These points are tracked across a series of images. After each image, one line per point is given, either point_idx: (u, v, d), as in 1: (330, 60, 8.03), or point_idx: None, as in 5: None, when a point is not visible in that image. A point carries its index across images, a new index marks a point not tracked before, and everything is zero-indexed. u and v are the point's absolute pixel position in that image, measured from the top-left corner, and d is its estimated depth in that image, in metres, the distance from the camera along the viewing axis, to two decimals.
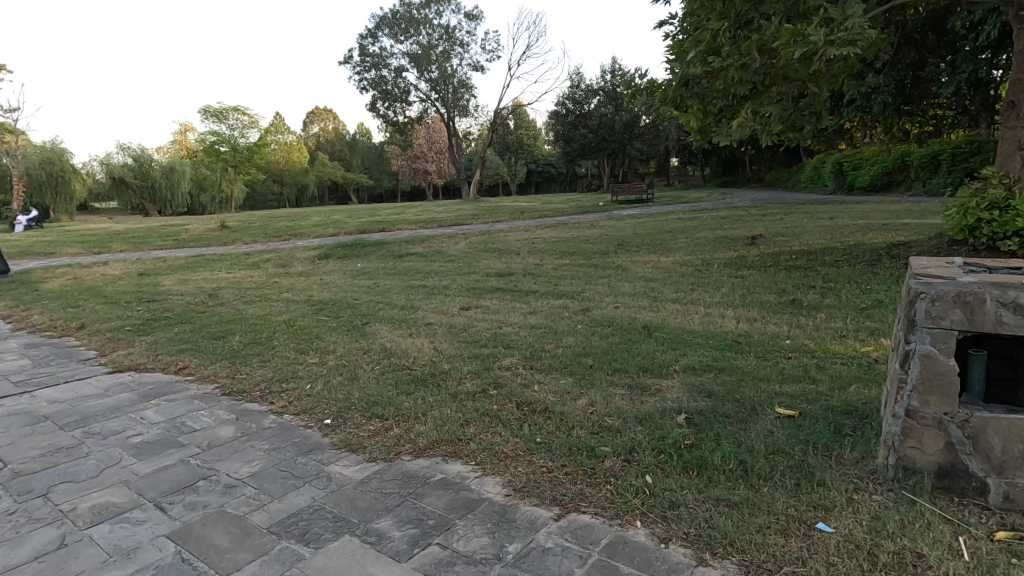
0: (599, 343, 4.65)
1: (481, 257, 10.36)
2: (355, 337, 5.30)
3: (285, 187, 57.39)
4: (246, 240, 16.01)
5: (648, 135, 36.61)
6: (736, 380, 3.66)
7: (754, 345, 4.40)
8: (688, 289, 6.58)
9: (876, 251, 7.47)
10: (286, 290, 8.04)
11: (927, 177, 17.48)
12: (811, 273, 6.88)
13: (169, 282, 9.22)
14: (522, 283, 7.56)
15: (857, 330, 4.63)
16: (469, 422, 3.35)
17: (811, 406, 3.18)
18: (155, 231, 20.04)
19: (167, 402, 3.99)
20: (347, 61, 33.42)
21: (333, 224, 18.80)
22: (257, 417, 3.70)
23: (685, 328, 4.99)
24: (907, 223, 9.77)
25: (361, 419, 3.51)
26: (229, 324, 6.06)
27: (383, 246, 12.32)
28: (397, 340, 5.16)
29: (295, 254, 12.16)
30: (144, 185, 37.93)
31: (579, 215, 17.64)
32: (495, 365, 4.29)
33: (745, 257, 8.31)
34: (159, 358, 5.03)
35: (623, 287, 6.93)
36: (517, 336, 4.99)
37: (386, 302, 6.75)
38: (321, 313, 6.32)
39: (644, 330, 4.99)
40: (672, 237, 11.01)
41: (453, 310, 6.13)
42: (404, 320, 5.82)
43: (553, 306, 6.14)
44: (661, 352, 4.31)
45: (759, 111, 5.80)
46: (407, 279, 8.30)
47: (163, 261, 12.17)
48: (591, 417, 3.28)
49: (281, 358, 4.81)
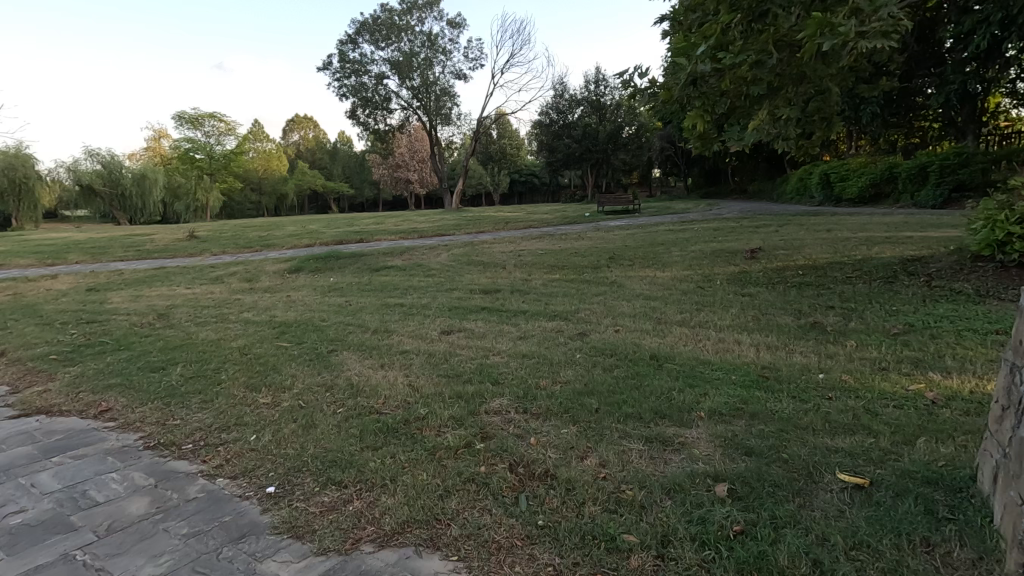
0: (602, 379, 3.97)
1: (464, 270, 9.66)
2: (318, 369, 4.55)
3: (262, 195, 56.03)
4: (214, 252, 15.05)
5: (631, 146, 36.40)
6: (776, 432, 3.01)
7: (785, 381, 3.76)
8: (693, 309, 5.97)
9: (890, 267, 6.94)
10: (247, 309, 7.23)
11: (915, 188, 17.21)
12: (825, 290, 6.31)
13: (118, 299, 8.30)
14: (509, 301, 6.87)
15: (898, 361, 4.00)
16: (450, 493, 2.65)
17: (880, 470, 2.54)
18: (118, 241, 18.88)
19: (72, 460, 3.21)
20: (326, 68, 32.60)
21: (308, 235, 17.89)
22: (181, 482, 2.93)
23: (699, 358, 4.35)
24: (911, 236, 9.34)
25: (314, 487, 2.78)
26: (173, 351, 5.25)
27: (359, 258, 11.53)
28: (365, 373, 4.42)
29: (264, 267, 11.31)
30: (113, 193, 36.41)
31: (565, 226, 17.07)
32: (481, 409, 3.58)
33: (748, 272, 7.75)
34: (79, 397, 4.20)
35: (621, 306, 6.28)
36: (507, 369, 4.29)
37: (356, 324, 5.99)
38: (283, 338, 5.56)
39: (653, 360, 4.33)
40: (666, 250, 10.44)
41: (432, 334, 5.40)
42: (375, 348, 5.07)
43: (545, 330, 5.45)
44: (678, 391, 3.66)
45: (773, 114, 5.23)
46: (382, 297, 7.54)
47: (118, 275, 11.20)
48: (605, 486, 2.60)
49: (226, 397, 4.03)
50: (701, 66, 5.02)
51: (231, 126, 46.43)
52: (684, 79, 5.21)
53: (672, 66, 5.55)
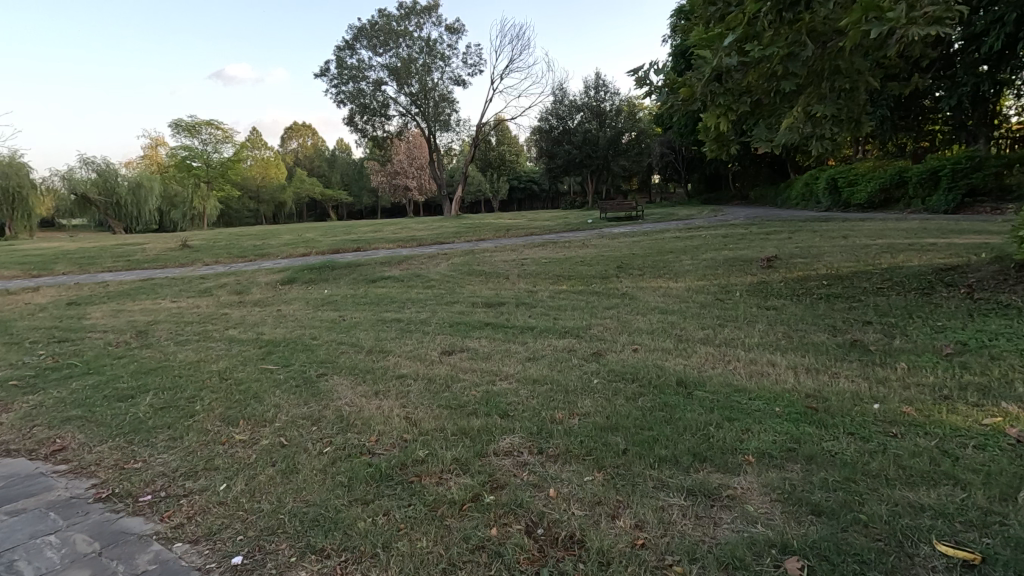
0: (627, 410, 3.49)
1: (466, 281, 9.19)
2: (304, 398, 4.05)
3: (260, 204, 55.64)
4: (206, 262, 14.56)
5: (632, 152, 36.06)
6: (842, 482, 2.53)
7: (837, 415, 3.26)
8: (715, 325, 5.50)
9: (924, 277, 6.47)
10: (233, 325, 6.73)
11: (926, 193, 16.76)
12: (858, 303, 5.84)
13: (97, 314, 7.80)
14: (515, 315, 6.38)
15: (963, 389, 3.52)
16: (456, 569, 2.16)
17: (989, 540, 2.06)
18: (107, 251, 18.37)
19: (5, 518, 2.71)
20: (324, 74, 32.27)
21: (304, 243, 17.42)
22: (131, 549, 2.43)
23: (732, 385, 3.86)
24: (936, 244, 8.88)
25: (290, 557, 2.29)
26: (145, 375, 4.74)
27: (355, 268, 11.04)
28: (358, 403, 3.92)
29: (255, 278, 10.82)
30: (109, 202, 35.91)
31: (568, 233, 16.64)
32: (489, 450, 3.09)
33: (768, 283, 7.28)
34: (30, 434, 3.68)
35: (637, 322, 5.79)
36: (516, 399, 3.81)
37: (349, 342, 5.50)
38: (269, 360, 5.06)
39: (681, 388, 3.84)
40: (676, 259, 9.99)
41: (432, 356, 4.91)
42: (369, 372, 4.57)
43: (556, 349, 4.96)
44: (715, 427, 3.18)
45: (806, 112, 4.78)
46: (378, 311, 7.06)
47: (103, 287, 10.70)
48: (647, 560, 2.11)
49: (197, 434, 3.53)
50: (727, 60, 4.57)
51: (228, 133, 46.18)
52: (708, 75, 4.76)
53: (693, 61, 5.10)
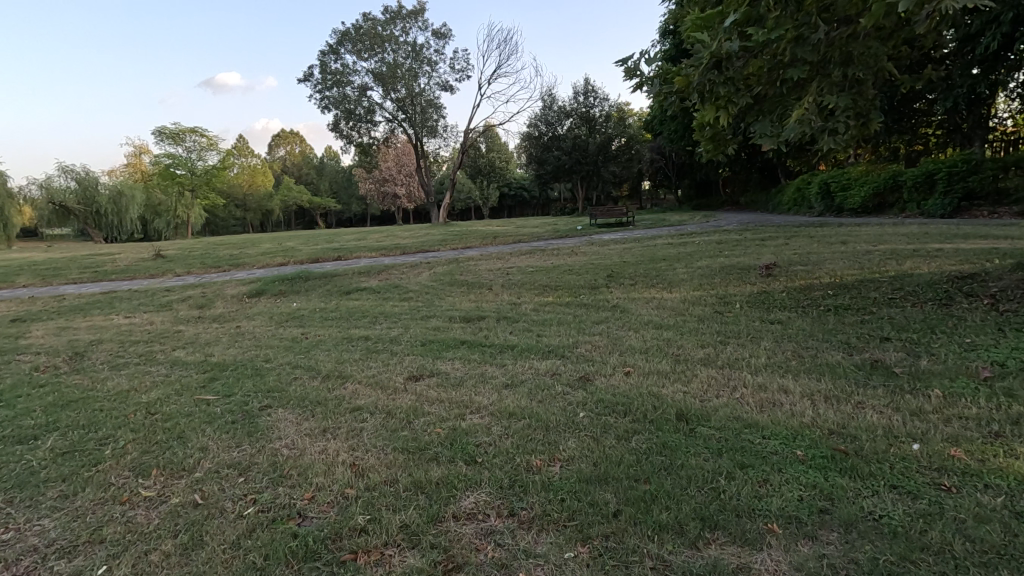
0: (619, 455, 2.89)
1: (446, 292, 8.61)
2: (237, 438, 3.42)
3: (247, 212, 54.94)
4: (177, 273, 13.86)
5: (622, 157, 35.79)
6: (900, 565, 1.95)
7: (873, 460, 2.69)
8: (716, 342, 4.95)
9: (939, 286, 5.95)
10: (183, 345, 6.07)
11: (922, 198, 16.38)
12: (871, 317, 5.29)
13: (37, 333, 7.09)
14: (494, 332, 5.77)
15: (1015, 424, 2.97)
16: None
17: None
18: (77, 262, 17.53)
19: None
20: (307, 79, 31.62)
21: (283, 252, 16.70)
22: None
23: (741, 418, 3.28)
24: (944, 250, 8.39)
25: None
26: (60, 410, 4.09)
27: (330, 279, 10.38)
28: (299, 445, 3.29)
29: (222, 290, 10.13)
30: (89, 211, 34.87)
31: (556, 241, 16.13)
32: (446, 514, 2.48)
33: (769, 293, 6.75)
34: None
35: (629, 339, 5.20)
36: (486, 440, 3.20)
37: (304, 366, 4.87)
38: (209, 389, 4.41)
39: (682, 424, 3.25)
40: (669, 267, 9.45)
41: (395, 383, 4.27)
42: (320, 404, 3.93)
43: (537, 373, 4.37)
44: (725, 478, 2.61)
45: (817, 105, 4.26)
46: (345, 328, 6.42)
47: (58, 300, 9.95)
48: None
49: (95, 490, 2.90)
50: (728, 45, 4.03)
51: (213, 141, 46.01)
52: (706, 61, 4.22)
53: (687, 49, 4.57)
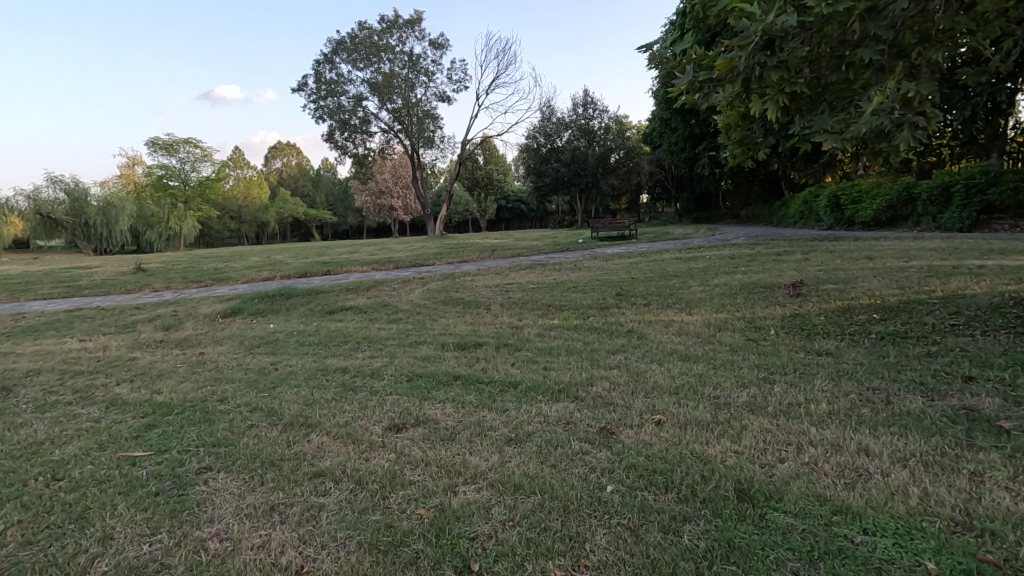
0: (672, 564, 2.06)
1: (440, 312, 7.79)
2: (155, 522, 2.57)
3: (242, 223, 54.19)
4: (155, 288, 12.99)
5: (621, 170, 35.26)
6: None
7: None
8: (760, 379, 4.13)
9: (1009, 312, 5.13)
10: (132, 377, 5.22)
11: (938, 210, 15.67)
12: (941, 349, 4.47)
13: None
14: (493, 365, 4.94)
15: None
16: None
17: None
18: (53, 275, 16.62)
19: None
20: (301, 89, 30.98)
21: (271, 267, 15.82)
22: None
23: (826, 499, 2.45)
24: (987, 267, 7.61)
25: None
26: None
27: (314, 296, 9.53)
28: (232, 535, 2.44)
29: (196, 309, 9.27)
30: (77, 223, 33.95)
31: (558, 254, 15.36)
32: None
33: (805, 316, 5.95)
34: None
35: (655, 375, 4.38)
36: (485, 530, 2.36)
37: (264, 410, 4.02)
38: (140, 442, 3.55)
39: (749, 507, 2.42)
40: (683, 284, 8.67)
41: (370, 436, 3.42)
42: (274, 466, 3.09)
43: (547, 424, 3.52)
44: None
45: (894, 94, 3.50)
46: (322, 357, 5.57)
47: (13, 319, 9.06)
48: None
49: None
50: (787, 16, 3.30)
51: (206, 152, 45.53)
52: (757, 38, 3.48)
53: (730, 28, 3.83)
